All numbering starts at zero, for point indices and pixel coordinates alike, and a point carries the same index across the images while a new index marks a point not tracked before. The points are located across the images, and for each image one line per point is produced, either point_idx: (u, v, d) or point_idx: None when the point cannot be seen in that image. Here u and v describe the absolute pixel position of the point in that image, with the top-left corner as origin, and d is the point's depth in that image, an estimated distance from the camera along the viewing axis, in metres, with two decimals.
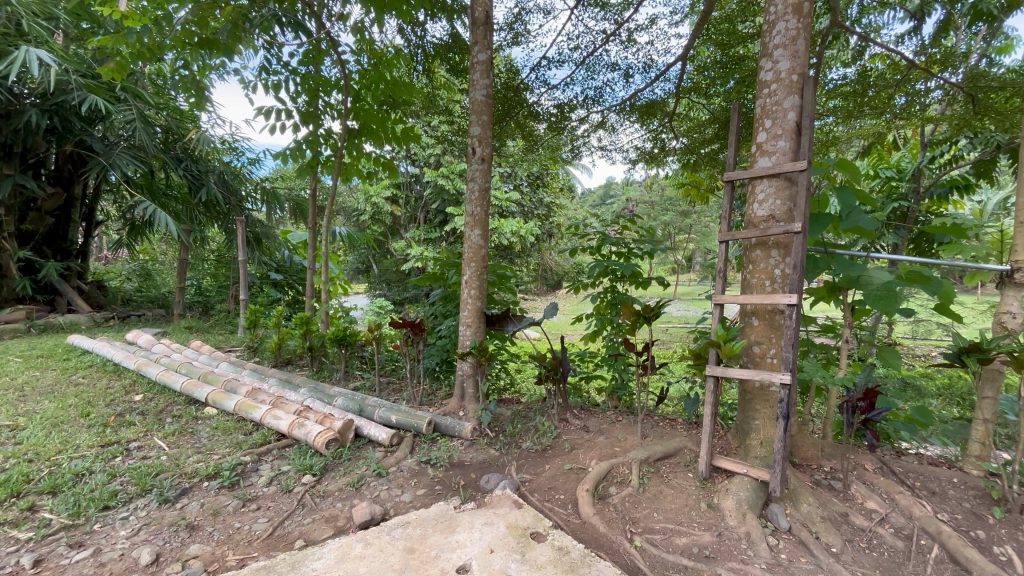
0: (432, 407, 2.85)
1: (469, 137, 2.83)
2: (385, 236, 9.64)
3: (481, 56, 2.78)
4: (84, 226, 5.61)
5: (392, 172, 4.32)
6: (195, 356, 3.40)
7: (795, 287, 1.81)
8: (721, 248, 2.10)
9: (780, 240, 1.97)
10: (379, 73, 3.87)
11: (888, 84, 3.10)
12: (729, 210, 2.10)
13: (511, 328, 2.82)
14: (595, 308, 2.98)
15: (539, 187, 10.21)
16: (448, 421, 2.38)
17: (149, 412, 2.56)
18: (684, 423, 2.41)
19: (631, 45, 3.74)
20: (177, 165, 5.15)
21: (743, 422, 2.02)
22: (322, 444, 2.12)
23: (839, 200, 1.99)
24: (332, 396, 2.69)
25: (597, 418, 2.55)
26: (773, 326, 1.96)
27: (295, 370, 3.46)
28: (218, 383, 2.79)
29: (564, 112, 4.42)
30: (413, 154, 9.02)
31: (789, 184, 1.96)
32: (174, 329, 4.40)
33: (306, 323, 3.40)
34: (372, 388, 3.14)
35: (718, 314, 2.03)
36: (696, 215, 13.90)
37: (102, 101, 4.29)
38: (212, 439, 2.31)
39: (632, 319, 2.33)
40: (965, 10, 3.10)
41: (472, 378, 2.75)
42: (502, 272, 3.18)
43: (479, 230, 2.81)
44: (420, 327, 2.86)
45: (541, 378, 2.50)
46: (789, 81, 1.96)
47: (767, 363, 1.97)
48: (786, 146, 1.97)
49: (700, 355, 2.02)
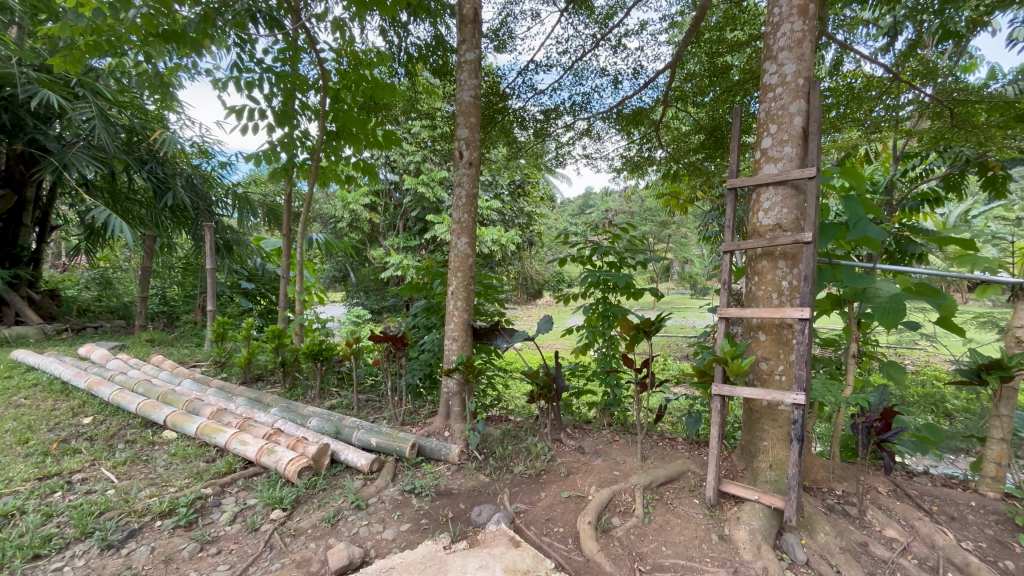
0: (415, 427, 2.66)
1: (455, 141, 2.69)
2: (364, 245, 9.40)
3: (469, 55, 2.64)
4: (37, 231, 5.23)
5: (372, 177, 4.14)
6: (154, 374, 3.13)
7: (807, 301, 1.71)
8: (725, 259, 1.99)
9: (787, 250, 1.87)
10: (360, 74, 3.71)
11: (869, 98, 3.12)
12: (733, 219, 2.00)
13: (501, 342, 2.66)
14: (585, 320, 2.84)
15: (520, 196, 10.13)
16: (433, 444, 2.21)
17: (99, 438, 2.31)
18: (685, 443, 2.29)
19: (620, 51, 3.68)
20: (141, 168, 4.85)
21: (750, 442, 1.91)
22: (295, 473, 1.92)
23: (846, 208, 1.90)
24: (306, 417, 2.48)
25: (592, 438, 2.41)
26: (781, 340, 1.86)
27: (266, 387, 3.23)
28: (178, 403, 2.54)
29: (550, 118, 4.32)
30: (393, 160, 8.84)
31: (795, 192, 1.87)
32: (134, 342, 4.09)
33: (278, 336, 3.17)
34: (349, 407, 2.93)
35: (723, 329, 1.91)
36: (674, 226, 14.04)
37: (56, 97, 4.00)
38: (169, 468, 2.08)
39: (631, 333, 2.19)
40: (933, 28, 3.15)
41: (458, 396, 2.58)
42: (489, 282, 3.03)
43: (466, 237, 2.65)
44: (402, 341, 2.68)
45: (533, 396, 2.34)
46: (794, 84, 1.88)
47: (775, 381, 1.86)
48: (792, 153, 1.88)
49: (705, 371, 1.90)
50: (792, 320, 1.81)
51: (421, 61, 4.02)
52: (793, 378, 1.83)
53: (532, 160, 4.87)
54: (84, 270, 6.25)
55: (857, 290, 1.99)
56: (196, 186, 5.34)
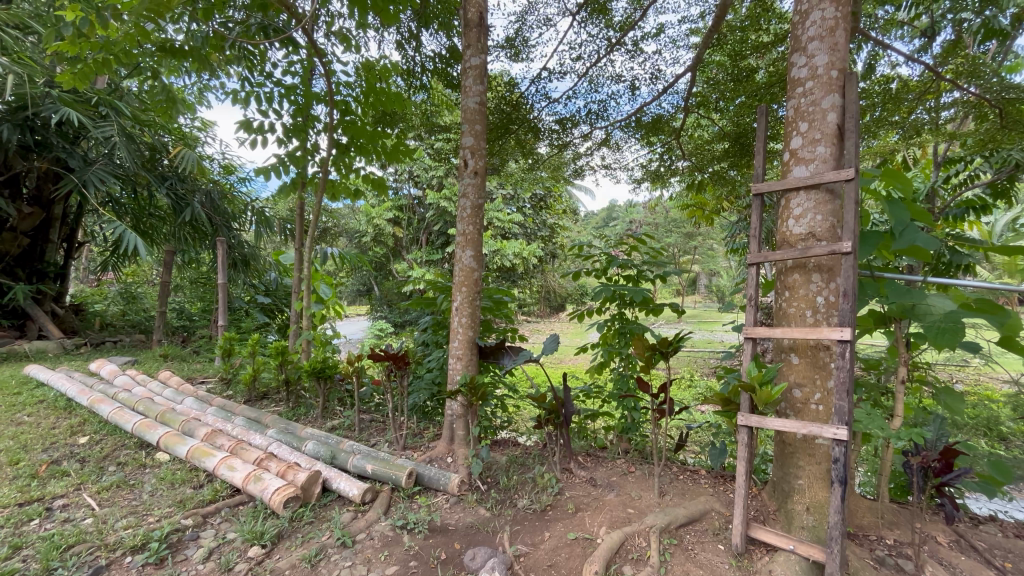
0: (417, 451, 2.51)
1: (461, 149, 2.57)
2: (386, 259, 9.42)
3: (475, 60, 2.53)
4: (64, 247, 5.36)
5: (383, 190, 4.07)
6: (158, 391, 3.08)
7: (848, 320, 1.50)
8: (751, 273, 1.79)
9: (822, 262, 1.66)
10: (370, 87, 3.67)
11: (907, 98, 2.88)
12: (760, 228, 1.79)
13: (507, 362, 2.50)
14: (600, 338, 2.65)
15: (542, 209, 10.02)
16: (432, 472, 2.05)
17: (90, 459, 2.24)
18: (708, 476, 2.06)
19: (637, 55, 3.53)
20: (161, 185, 4.93)
21: (783, 480, 1.68)
22: (280, 503, 1.80)
23: (888, 214, 1.69)
24: (303, 440, 2.36)
25: (605, 468, 2.21)
26: (817, 364, 1.64)
27: (270, 406, 3.14)
28: (175, 423, 2.46)
29: (565, 128, 4.18)
30: (415, 175, 8.89)
31: (831, 197, 1.66)
32: (147, 358, 4.09)
33: (282, 353, 3.08)
34: (351, 428, 2.81)
35: (750, 351, 1.71)
36: (700, 238, 13.66)
37: (76, 115, 4.09)
38: (153, 495, 1.97)
39: (646, 354, 1.99)
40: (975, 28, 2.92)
41: (462, 419, 2.41)
42: (499, 297, 2.87)
43: (471, 250, 2.51)
44: (404, 360, 2.54)
45: (540, 422, 2.16)
46: (827, 77, 1.68)
47: (811, 411, 1.63)
48: (826, 153, 1.68)
49: (730, 399, 1.69)
50: (829, 341, 1.59)
51: (434, 73, 3.97)
52: (832, 408, 1.60)
53: (550, 171, 4.74)
54: (112, 285, 6.40)
55: (904, 307, 1.76)
56: (215, 202, 5.41)
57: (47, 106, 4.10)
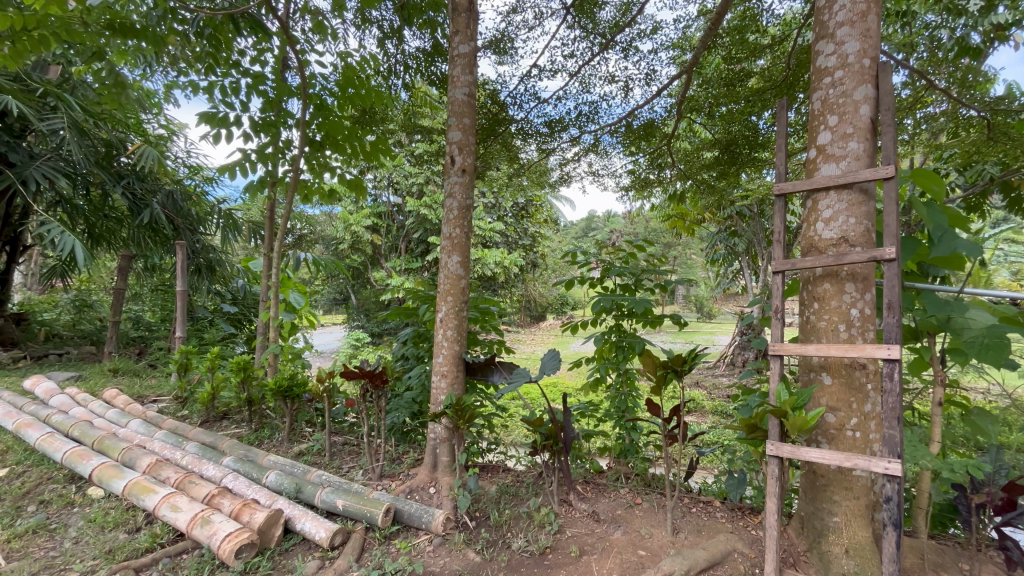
0: (395, 480, 2.23)
1: (446, 145, 2.34)
2: (365, 266, 9.07)
3: (463, 47, 2.32)
4: (8, 250, 4.91)
5: (360, 192, 3.80)
6: (101, 413, 2.73)
7: (895, 336, 1.32)
8: (775, 281, 1.59)
9: (857, 269, 1.48)
10: (347, 82, 3.42)
11: (906, 106, 2.78)
12: (784, 232, 1.61)
13: (497, 379, 2.25)
14: (595, 352, 2.43)
15: (524, 218, 9.79)
16: (413, 508, 1.80)
17: (6, 498, 1.91)
18: (723, 508, 1.84)
19: (630, 54, 3.38)
20: (117, 184, 4.56)
21: (814, 516, 1.49)
22: (231, 553, 1.52)
23: (925, 218, 1.53)
24: (264, 471, 2.07)
25: (607, 498, 1.98)
26: (853, 386, 1.45)
27: (230, 428, 2.83)
28: (113, 452, 2.14)
29: (554, 131, 3.99)
30: (395, 182, 8.62)
31: (865, 198, 1.49)
32: (93, 373, 3.70)
33: (244, 369, 2.78)
34: (320, 453, 2.52)
35: (777, 370, 1.51)
36: (680, 248, 13.66)
37: (16, 103, 3.72)
38: (77, 542, 1.66)
39: (656, 372, 1.75)
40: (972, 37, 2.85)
41: (447, 444, 2.15)
42: (486, 307, 2.63)
43: (458, 256, 2.28)
44: (381, 378, 2.27)
45: (536, 449, 1.92)
46: (858, 66, 1.52)
47: (848, 439, 1.44)
48: (858, 149, 1.51)
49: (756, 425, 1.48)
50: (868, 359, 1.40)
51: (416, 71, 3.74)
52: (870, 435, 1.42)
53: (535, 178, 4.56)
54: (63, 292, 5.91)
55: (941, 321, 1.58)
56: (177, 204, 5.05)
57: None
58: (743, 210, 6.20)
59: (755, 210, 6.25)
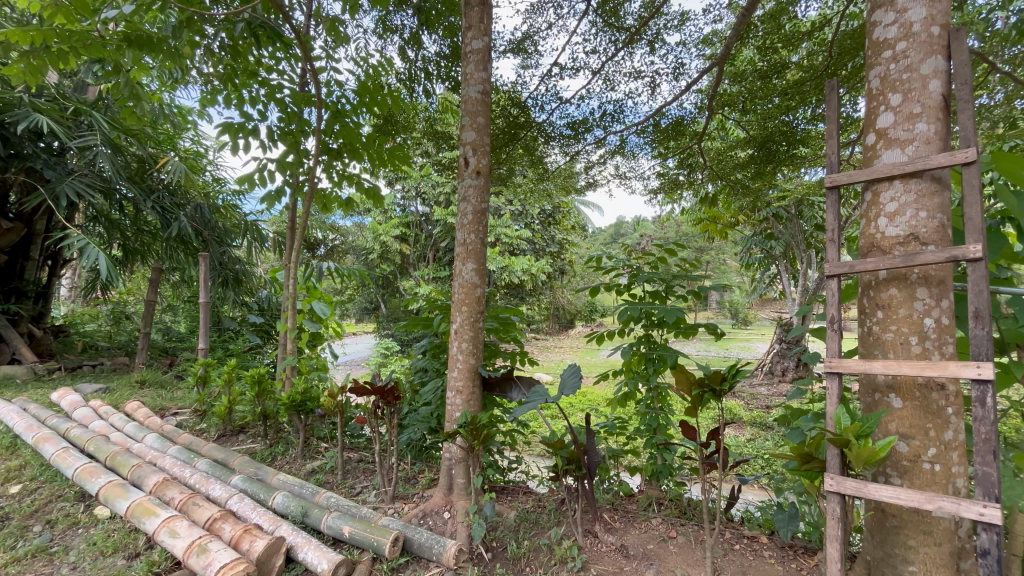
0: (408, 503, 2.10)
1: (461, 146, 2.22)
2: (393, 276, 9.10)
3: (477, 43, 2.20)
4: (49, 265, 5.09)
5: (379, 201, 3.74)
6: (119, 426, 2.71)
7: (985, 351, 1.10)
8: (830, 287, 1.38)
9: (930, 272, 1.26)
10: (364, 86, 3.34)
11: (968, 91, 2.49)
12: (839, 230, 1.40)
13: (516, 395, 2.09)
14: (623, 364, 2.24)
15: (551, 225, 9.65)
16: (423, 538, 1.66)
17: (15, 517, 1.87)
18: (772, 546, 1.63)
19: (656, 48, 3.20)
20: (148, 198, 4.66)
21: (883, 563, 1.27)
22: None
23: (1013, 210, 1.29)
24: (271, 493, 1.98)
25: (637, 530, 1.79)
26: (929, 410, 1.23)
27: (245, 443, 2.77)
28: (123, 469, 2.08)
29: (578, 133, 3.82)
30: (423, 192, 8.64)
31: (939, 187, 1.27)
32: (121, 385, 3.74)
33: (260, 383, 2.72)
34: (334, 471, 2.42)
35: (835, 390, 1.30)
36: (715, 253, 13.21)
37: (50, 122, 3.85)
38: (74, 569, 1.60)
39: (691, 392, 1.55)
40: None
41: (463, 464, 2.00)
42: (506, 317, 2.48)
43: (473, 262, 2.14)
44: (393, 394, 2.13)
45: (558, 474, 1.74)
46: (926, 35, 1.31)
47: (924, 473, 1.22)
48: (928, 131, 1.29)
49: (811, 454, 1.27)
50: (947, 379, 1.18)
51: (435, 76, 3.65)
52: (952, 468, 1.20)
53: (560, 183, 4.42)
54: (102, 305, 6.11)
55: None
56: (205, 217, 5.13)
57: (19, 112, 3.85)
58: (780, 212, 5.90)
59: (792, 211, 5.92)
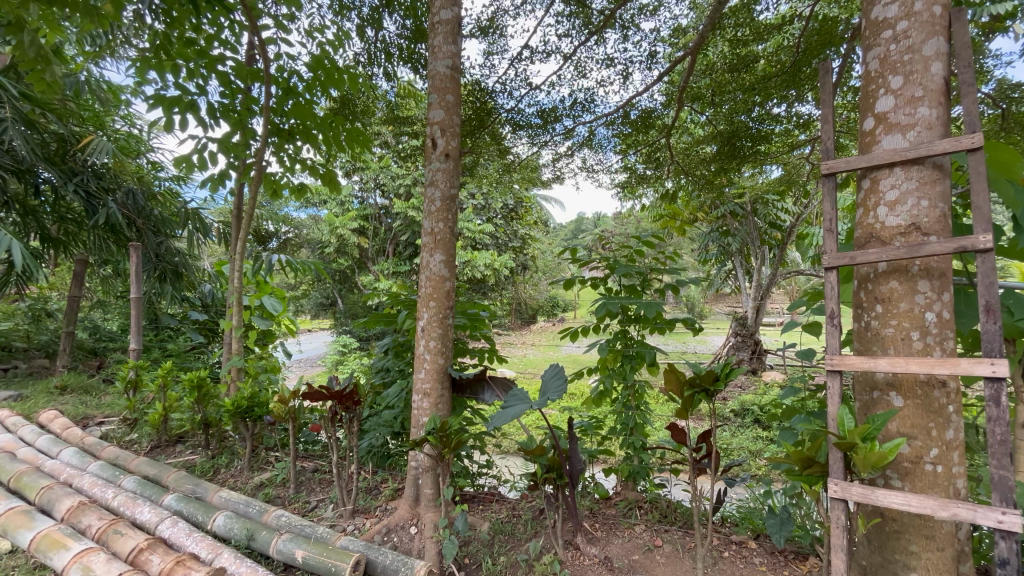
0: (370, 518, 1.92)
1: (428, 126, 2.03)
2: (351, 271, 8.73)
3: (445, 14, 2.02)
4: None
5: (335, 189, 3.47)
6: (30, 440, 2.37)
7: (996, 346, 1.04)
8: (828, 280, 1.30)
9: (933, 263, 1.20)
10: (317, 62, 3.06)
11: None
12: (837, 220, 1.33)
13: (489, 398, 1.93)
14: (599, 361, 2.11)
15: (514, 219, 9.52)
16: (388, 559, 1.48)
17: None
18: (761, 551, 1.57)
19: (629, 34, 3.11)
20: (70, 182, 4.14)
21: (882, 568, 1.22)
22: None
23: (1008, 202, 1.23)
24: (210, 515, 1.73)
25: (620, 539, 1.69)
26: (931, 409, 1.17)
27: (183, 455, 2.48)
28: (30, 491, 1.79)
29: (547, 123, 3.67)
30: (382, 183, 8.30)
31: (940, 174, 1.21)
32: (36, 391, 3.32)
33: (199, 388, 2.44)
34: (286, 483, 2.19)
35: (835, 387, 1.22)
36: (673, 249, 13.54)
37: None
38: None
39: (682, 393, 1.44)
40: None
41: (431, 474, 1.83)
42: (475, 313, 2.31)
43: (441, 254, 1.96)
44: (352, 398, 1.93)
45: (537, 482, 1.60)
46: (927, 14, 1.24)
47: (927, 474, 1.16)
48: (930, 116, 1.23)
49: (812, 458, 1.19)
50: (951, 376, 1.12)
51: (396, 55, 3.41)
52: (953, 468, 1.15)
53: (526, 174, 4.28)
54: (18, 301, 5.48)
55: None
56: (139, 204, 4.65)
57: None
58: (738, 209, 6.01)
59: (749, 208, 6.07)
